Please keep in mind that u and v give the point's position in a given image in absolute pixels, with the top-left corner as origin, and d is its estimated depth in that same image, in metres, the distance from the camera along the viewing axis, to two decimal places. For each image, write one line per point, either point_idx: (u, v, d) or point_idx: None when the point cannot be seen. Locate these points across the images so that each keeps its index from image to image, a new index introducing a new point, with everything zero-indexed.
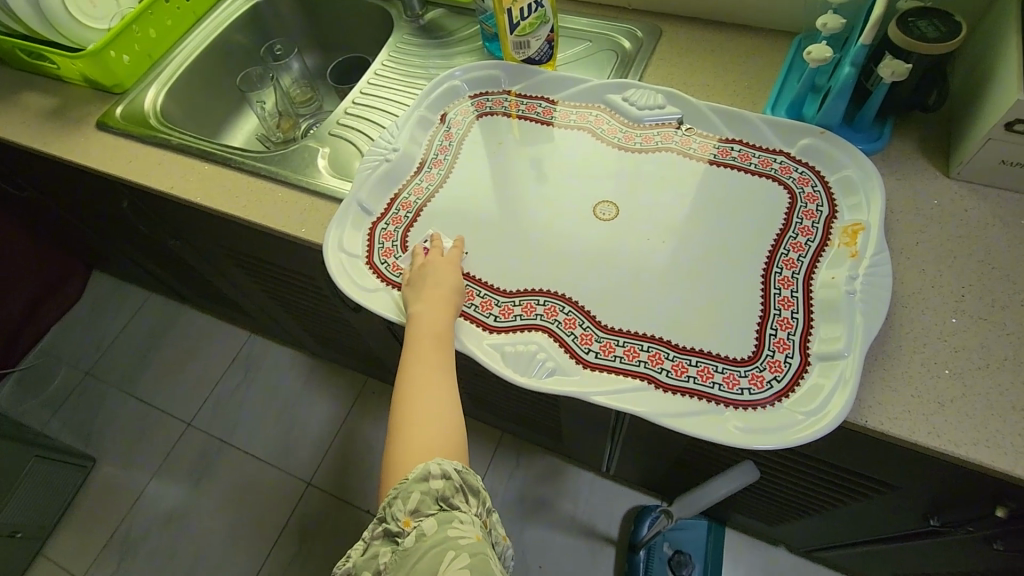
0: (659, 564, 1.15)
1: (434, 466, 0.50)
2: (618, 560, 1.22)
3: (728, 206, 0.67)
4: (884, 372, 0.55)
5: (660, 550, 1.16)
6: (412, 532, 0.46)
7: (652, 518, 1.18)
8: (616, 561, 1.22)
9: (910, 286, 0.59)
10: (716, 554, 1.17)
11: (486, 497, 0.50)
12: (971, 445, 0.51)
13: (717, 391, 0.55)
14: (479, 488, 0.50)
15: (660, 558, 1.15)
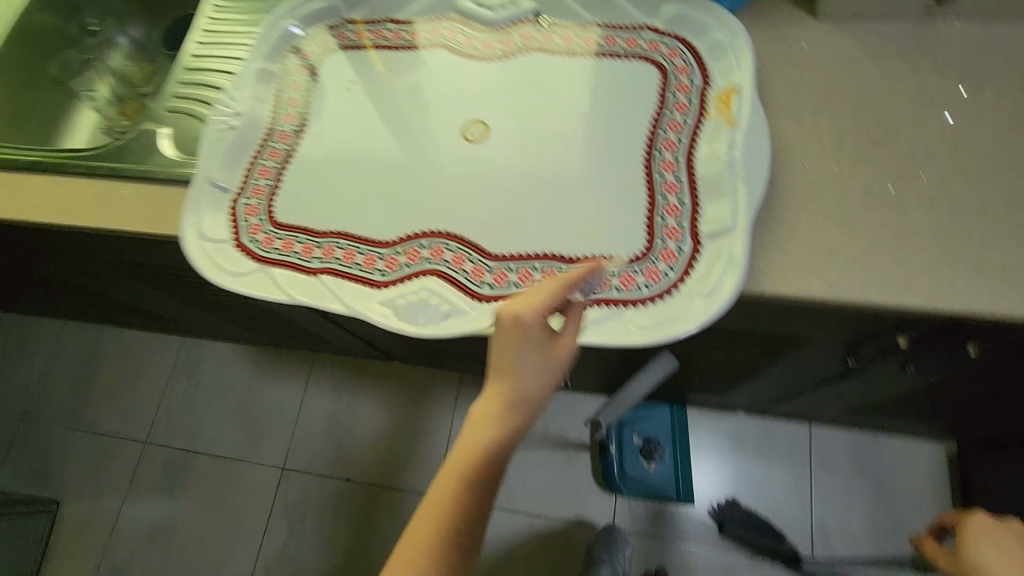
0: (632, 456, 1.21)
1: None
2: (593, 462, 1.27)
3: (602, 100, 0.63)
4: (775, 235, 0.54)
5: (630, 444, 1.21)
6: None
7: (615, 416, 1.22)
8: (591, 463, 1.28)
9: (791, 140, 0.58)
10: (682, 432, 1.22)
11: None
12: (861, 288, 0.51)
13: (616, 294, 0.54)
14: None
15: (632, 450, 1.21)
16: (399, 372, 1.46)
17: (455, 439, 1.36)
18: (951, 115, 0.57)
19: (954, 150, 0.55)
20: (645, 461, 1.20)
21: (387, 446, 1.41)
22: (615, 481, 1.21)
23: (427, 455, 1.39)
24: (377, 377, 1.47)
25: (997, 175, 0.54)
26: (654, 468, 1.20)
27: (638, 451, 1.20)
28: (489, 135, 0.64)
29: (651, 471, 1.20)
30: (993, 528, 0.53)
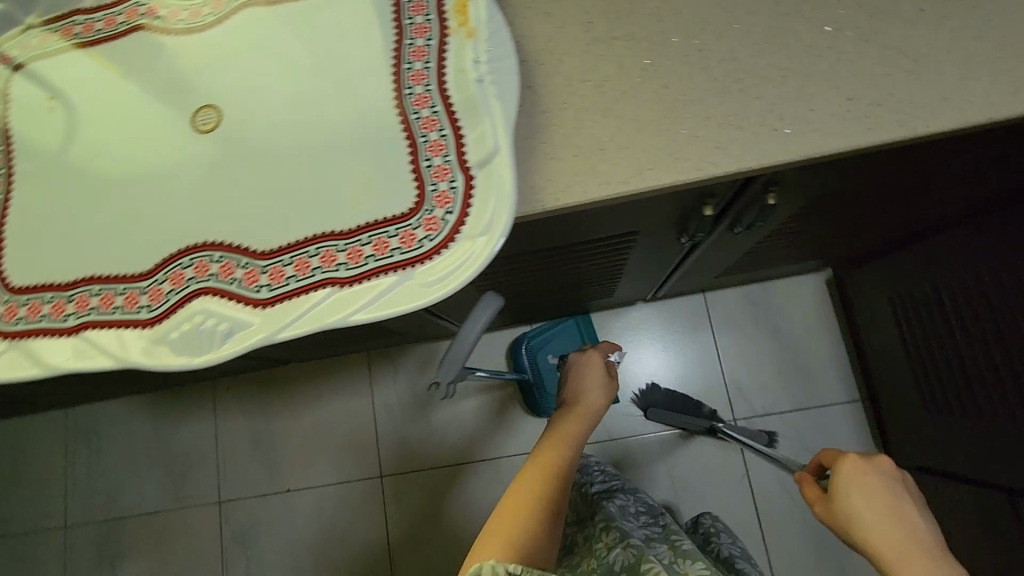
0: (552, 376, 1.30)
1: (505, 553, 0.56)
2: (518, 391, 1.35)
3: (338, 46, 0.57)
4: (544, 145, 0.51)
5: (548, 365, 1.30)
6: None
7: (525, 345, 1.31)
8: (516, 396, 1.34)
9: (541, 36, 0.53)
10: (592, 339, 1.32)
11: None
12: (638, 174, 0.50)
13: (400, 256, 0.49)
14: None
15: (551, 371, 1.30)
16: (304, 370, 1.40)
17: (382, 415, 1.37)
18: None
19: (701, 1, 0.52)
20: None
21: (318, 444, 1.38)
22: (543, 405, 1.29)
23: (359, 440, 1.37)
24: (284, 382, 1.40)
25: (746, 17, 0.51)
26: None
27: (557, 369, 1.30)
28: (220, 118, 0.58)
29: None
30: (861, 474, 0.51)
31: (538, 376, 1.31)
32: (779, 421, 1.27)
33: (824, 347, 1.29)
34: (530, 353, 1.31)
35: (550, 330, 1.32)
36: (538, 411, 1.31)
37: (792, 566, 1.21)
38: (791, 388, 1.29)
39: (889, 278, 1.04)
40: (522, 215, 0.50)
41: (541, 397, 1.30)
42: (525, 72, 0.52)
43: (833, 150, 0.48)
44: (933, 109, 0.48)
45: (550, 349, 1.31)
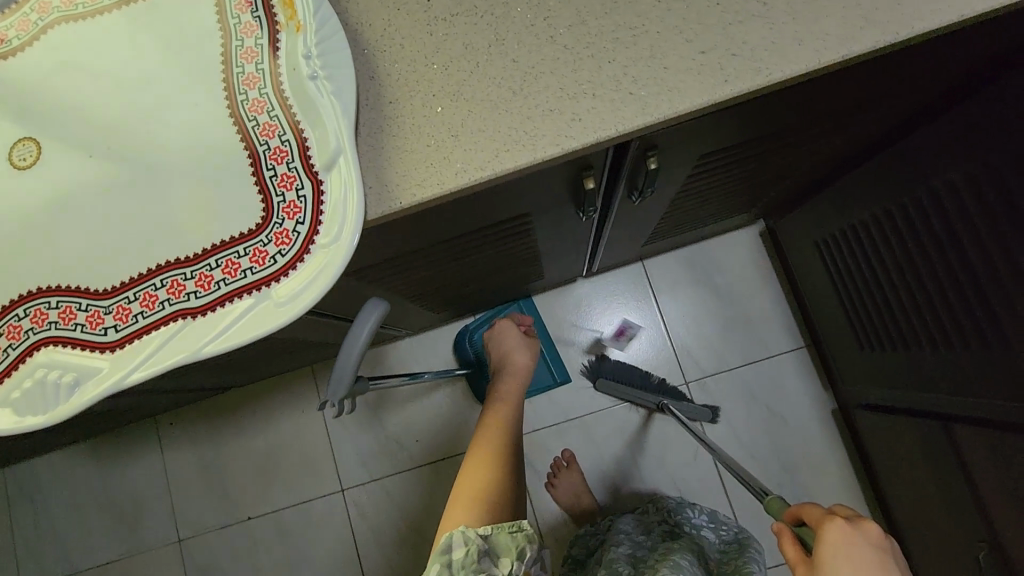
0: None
1: (460, 531, 0.65)
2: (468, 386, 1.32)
3: (166, 56, 0.52)
4: (392, 139, 0.47)
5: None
6: (488, 549, 0.65)
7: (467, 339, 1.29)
8: (468, 390, 1.32)
9: (378, 21, 0.49)
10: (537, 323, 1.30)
11: (512, 554, 0.65)
12: (495, 158, 0.46)
13: (252, 276, 0.46)
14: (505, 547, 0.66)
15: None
16: (249, 394, 1.35)
17: (334, 429, 1.34)
18: None
19: None
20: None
21: (273, 467, 1.34)
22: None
23: (315, 457, 1.33)
24: (230, 409, 1.36)
25: None
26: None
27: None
28: (41, 150, 0.53)
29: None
30: (847, 539, 0.52)
31: (486, 367, 1.29)
32: (730, 378, 1.28)
33: (767, 300, 1.29)
34: (476, 345, 1.29)
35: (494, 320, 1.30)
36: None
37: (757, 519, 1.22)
38: (738, 344, 1.29)
39: (816, 222, 1.03)
40: (379, 215, 0.47)
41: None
42: (365, 63, 0.49)
43: (690, 107, 0.45)
44: (787, 53, 0.46)
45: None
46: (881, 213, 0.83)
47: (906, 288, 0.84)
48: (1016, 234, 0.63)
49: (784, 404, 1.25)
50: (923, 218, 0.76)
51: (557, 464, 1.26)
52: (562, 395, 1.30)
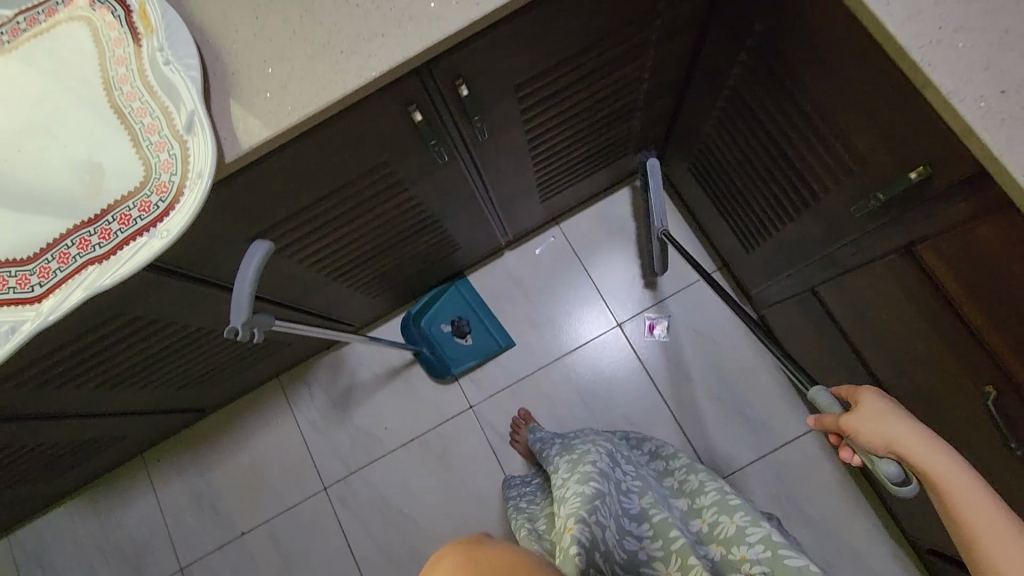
0: (449, 342, 1.40)
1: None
2: (424, 369, 1.42)
3: (57, 76, 0.64)
4: (237, 99, 0.60)
5: (442, 333, 1.40)
6: None
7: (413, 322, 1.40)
8: (424, 372, 1.42)
9: (215, 17, 0.62)
10: (475, 297, 1.42)
11: None
12: (317, 96, 0.59)
13: (142, 221, 0.58)
14: None
15: (447, 337, 1.40)
16: (227, 416, 1.45)
17: (308, 433, 1.42)
18: None
19: None
20: (461, 338, 1.39)
21: (258, 481, 1.42)
22: (448, 369, 1.38)
23: (296, 463, 1.42)
24: (211, 434, 1.45)
25: None
26: (472, 339, 1.40)
27: (451, 333, 1.39)
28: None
29: (471, 342, 1.40)
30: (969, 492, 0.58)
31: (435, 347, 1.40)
32: (658, 312, 1.38)
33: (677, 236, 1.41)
34: (423, 329, 1.40)
35: (436, 301, 1.41)
36: (446, 376, 1.40)
37: (707, 433, 1.31)
38: (660, 280, 1.40)
39: (683, 151, 1.16)
40: (235, 156, 0.59)
41: (445, 363, 1.39)
42: (209, 47, 0.62)
43: (456, 29, 0.59)
44: None
45: (439, 318, 1.40)
46: (713, 121, 0.96)
47: (751, 179, 0.97)
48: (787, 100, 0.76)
49: (710, 325, 1.36)
50: (736, 113, 0.89)
51: (517, 422, 1.34)
52: (510, 360, 1.40)
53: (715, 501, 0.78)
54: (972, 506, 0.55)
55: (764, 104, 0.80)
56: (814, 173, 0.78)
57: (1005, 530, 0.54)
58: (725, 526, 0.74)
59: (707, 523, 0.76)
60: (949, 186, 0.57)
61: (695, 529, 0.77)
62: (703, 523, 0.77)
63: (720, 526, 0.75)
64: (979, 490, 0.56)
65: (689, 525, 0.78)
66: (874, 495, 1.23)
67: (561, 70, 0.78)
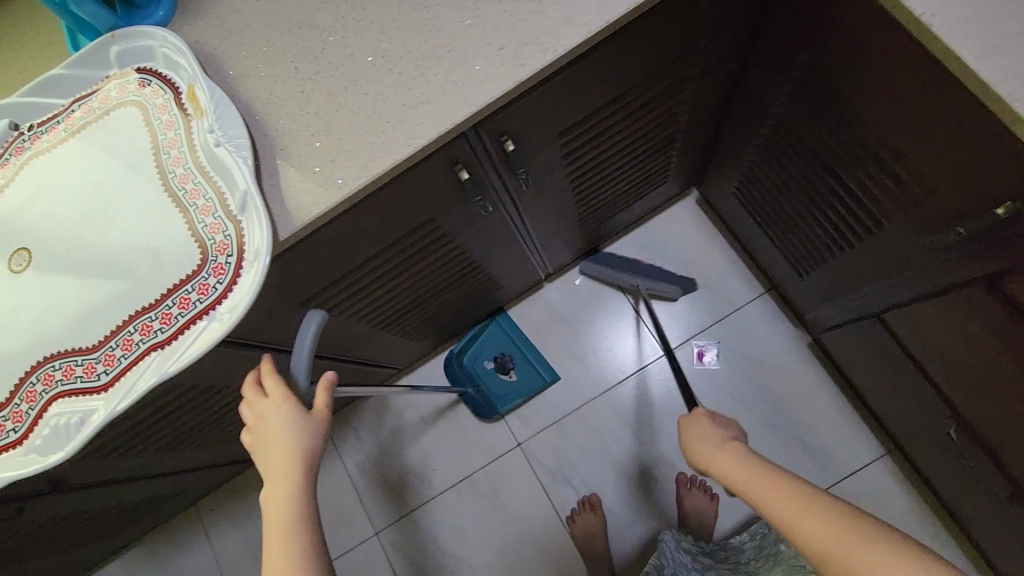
0: (492, 380, 1.38)
1: None
2: (469, 408, 1.40)
3: (111, 161, 0.65)
4: (288, 176, 0.60)
5: (485, 370, 1.39)
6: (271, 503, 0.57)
7: (457, 361, 1.40)
8: (469, 411, 1.40)
9: (261, 93, 0.63)
10: (517, 333, 1.40)
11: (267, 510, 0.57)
12: (366, 168, 0.59)
13: (201, 304, 0.58)
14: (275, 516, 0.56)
15: (489, 374, 1.39)
16: None
17: (356, 478, 1.42)
18: None
19: (373, 18, 0.62)
20: (504, 374, 1.38)
21: None
22: (493, 408, 1.37)
23: (345, 508, 1.41)
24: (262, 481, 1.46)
25: (409, 17, 0.62)
26: (514, 375, 1.38)
27: (493, 370, 1.38)
28: (32, 257, 0.66)
29: (514, 378, 1.38)
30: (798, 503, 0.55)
31: (478, 385, 1.39)
32: (706, 339, 1.34)
33: (721, 260, 1.37)
34: (463, 367, 1.39)
35: (478, 338, 1.40)
36: (492, 415, 1.38)
37: (767, 463, 1.26)
38: (705, 306, 1.36)
39: (725, 177, 1.13)
40: (287, 234, 0.59)
41: (490, 402, 1.38)
42: (257, 124, 0.62)
43: (502, 91, 0.58)
44: (563, 32, 0.58)
45: (480, 355, 1.39)
46: (759, 149, 0.93)
47: (802, 206, 0.93)
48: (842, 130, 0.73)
49: (762, 351, 1.31)
50: (784, 141, 0.85)
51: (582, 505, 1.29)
52: (556, 395, 1.37)
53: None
54: (788, 517, 0.54)
55: (816, 134, 0.76)
56: (876, 203, 0.74)
57: (822, 519, 0.53)
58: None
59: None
60: None
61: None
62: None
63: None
64: (783, 485, 0.56)
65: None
66: (953, 525, 1.16)
67: (603, 114, 0.76)
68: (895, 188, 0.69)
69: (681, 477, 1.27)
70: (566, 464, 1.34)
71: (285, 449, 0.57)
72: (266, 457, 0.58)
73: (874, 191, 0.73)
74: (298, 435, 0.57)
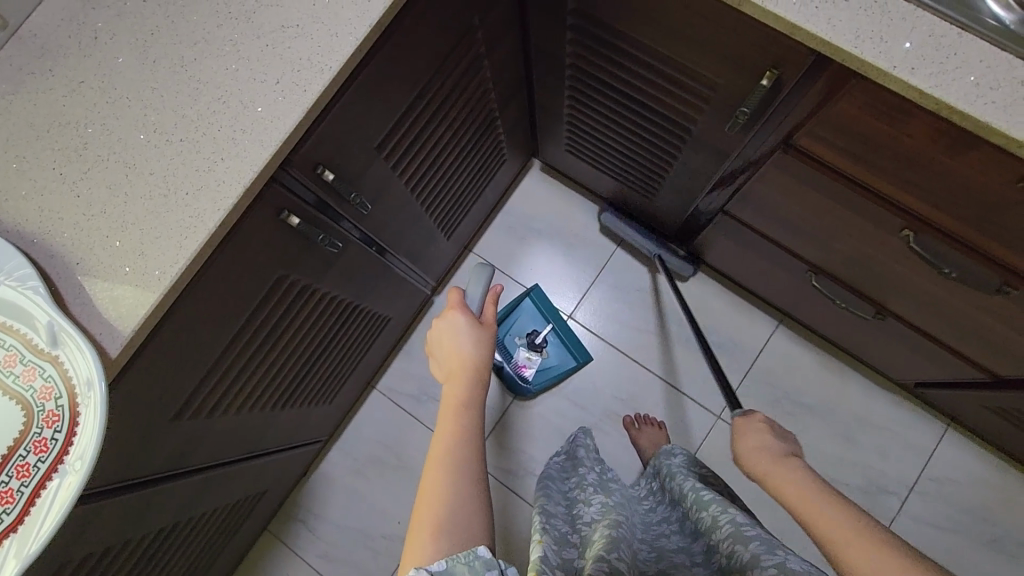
0: (523, 357, 1.33)
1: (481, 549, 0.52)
2: (510, 394, 1.36)
3: None
4: (95, 285, 0.54)
5: (515, 347, 1.34)
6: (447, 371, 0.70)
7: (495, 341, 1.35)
8: (504, 393, 1.36)
9: (30, 211, 0.55)
10: (546, 303, 1.36)
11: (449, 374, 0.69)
12: (183, 244, 0.54)
13: (45, 464, 0.50)
14: (452, 378, 0.68)
15: (520, 351, 1.33)
16: None
17: (325, 567, 1.31)
18: (102, 81, 0.59)
19: (129, 98, 0.58)
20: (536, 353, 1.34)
21: None
22: (526, 386, 1.32)
23: None
24: None
25: (168, 83, 0.58)
26: (545, 353, 1.34)
27: (522, 347, 1.33)
28: None
29: (547, 356, 1.34)
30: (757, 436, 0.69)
31: (511, 361, 1.34)
32: (599, 290, 1.40)
33: (582, 213, 1.43)
34: (499, 341, 1.36)
35: (511, 314, 1.37)
36: (526, 394, 1.34)
37: (692, 374, 1.35)
38: (587, 260, 1.41)
39: (554, 136, 1.18)
40: (120, 346, 0.53)
41: (523, 380, 1.32)
42: (37, 245, 0.55)
43: (295, 121, 0.56)
44: (333, 45, 0.58)
45: (514, 331, 1.36)
46: (570, 102, 0.99)
47: (625, 141, 1.00)
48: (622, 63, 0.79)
49: (649, 280, 1.39)
50: (586, 86, 0.91)
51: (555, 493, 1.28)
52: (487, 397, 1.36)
53: (729, 532, 0.70)
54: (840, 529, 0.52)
55: (607, 68, 0.82)
56: (678, 112, 0.81)
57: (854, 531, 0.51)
58: (742, 551, 0.66)
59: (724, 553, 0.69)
60: (798, 80, 0.62)
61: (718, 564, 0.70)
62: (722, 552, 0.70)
63: (736, 557, 0.66)
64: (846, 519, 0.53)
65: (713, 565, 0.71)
66: (850, 357, 1.31)
67: (413, 116, 0.76)
68: (686, 93, 0.76)
69: (628, 421, 1.30)
70: (523, 456, 1.33)
71: (465, 336, 0.71)
72: (449, 344, 0.71)
73: (671, 103, 0.80)
74: (472, 341, 0.71)
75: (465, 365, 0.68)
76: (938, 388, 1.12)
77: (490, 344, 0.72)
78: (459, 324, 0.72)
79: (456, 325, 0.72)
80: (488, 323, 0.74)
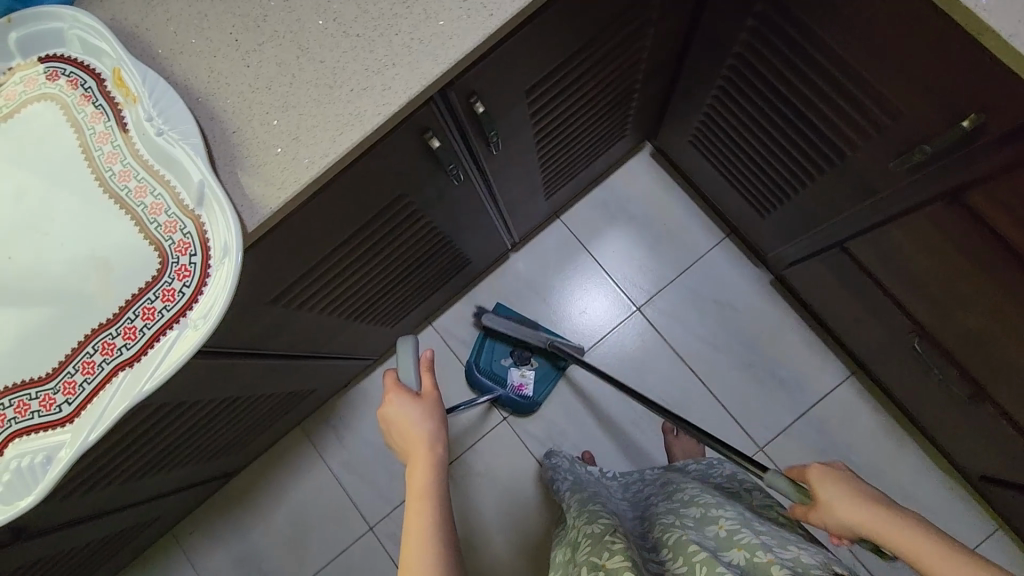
0: (517, 377, 1.31)
1: None
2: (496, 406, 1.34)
3: (36, 166, 0.57)
4: (246, 159, 0.54)
5: (505, 369, 1.32)
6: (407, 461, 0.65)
7: (476, 378, 1.32)
8: (502, 412, 1.34)
9: (200, 71, 0.56)
10: (515, 318, 1.33)
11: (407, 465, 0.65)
12: (336, 140, 0.55)
13: (169, 312, 0.52)
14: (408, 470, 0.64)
15: (511, 371, 1.31)
16: (254, 475, 1.37)
17: (344, 475, 1.37)
18: None
19: None
20: (527, 367, 1.31)
21: (300, 535, 1.35)
22: (531, 402, 1.31)
23: (335, 507, 1.36)
24: (243, 496, 1.37)
25: None
26: (535, 364, 1.32)
27: (513, 367, 1.31)
28: None
29: (537, 365, 1.32)
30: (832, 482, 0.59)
31: (506, 386, 1.31)
32: (674, 290, 1.36)
33: (680, 209, 1.39)
34: (488, 372, 1.32)
35: (487, 346, 1.33)
36: (533, 407, 1.32)
37: (745, 400, 1.31)
38: (671, 257, 1.37)
39: (681, 124, 1.13)
40: (256, 223, 0.54)
41: (525, 397, 1.31)
42: (202, 105, 0.56)
43: (474, 44, 0.55)
44: None
45: (496, 355, 1.33)
46: (716, 93, 0.93)
47: (762, 148, 0.94)
48: (796, 68, 0.74)
49: (729, 294, 1.35)
50: (743, 81, 0.85)
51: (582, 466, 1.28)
52: (470, 416, 1.35)
53: (734, 517, 0.67)
54: None
55: (776, 68, 0.77)
56: (839, 134, 0.76)
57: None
58: (747, 533, 0.63)
59: (723, 529, 0.65)
60: (1006, 132, 0.57)
61: (711, 535, 0.65)
62: (719, 527, 0.66)
63: (738, 535, 0.63)
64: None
65: (705, 532, 0.67)
66: (915, 429, 1.25)
67: (566, 69, 0.74)
68: (860, 115, 0.70)
69: (666, 426, 1.28)
70: (553, 430, 1.33)
71: (410, 420, 0.66)
72: (398, 433, 0.66)
73: (836, 122, 0.75)
74: (421, 423, 0.66)
75: (420, 446, 0.64)
76: (1006, 490, 1.05)
77: (442, 415, 0.68)
78: (404, 408, 0.67)
79: (395, 409, 0.67)
80: (433, 394, 0.70)
